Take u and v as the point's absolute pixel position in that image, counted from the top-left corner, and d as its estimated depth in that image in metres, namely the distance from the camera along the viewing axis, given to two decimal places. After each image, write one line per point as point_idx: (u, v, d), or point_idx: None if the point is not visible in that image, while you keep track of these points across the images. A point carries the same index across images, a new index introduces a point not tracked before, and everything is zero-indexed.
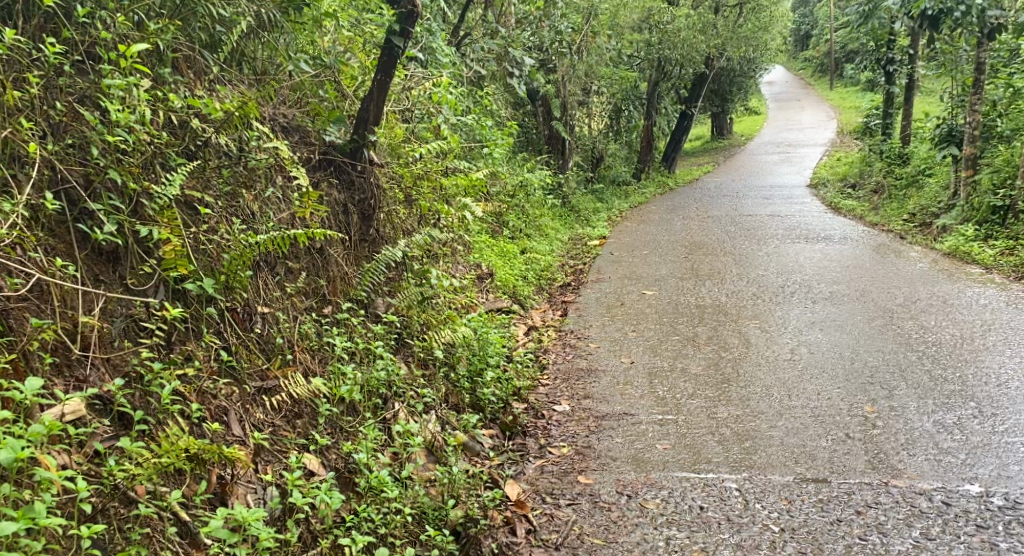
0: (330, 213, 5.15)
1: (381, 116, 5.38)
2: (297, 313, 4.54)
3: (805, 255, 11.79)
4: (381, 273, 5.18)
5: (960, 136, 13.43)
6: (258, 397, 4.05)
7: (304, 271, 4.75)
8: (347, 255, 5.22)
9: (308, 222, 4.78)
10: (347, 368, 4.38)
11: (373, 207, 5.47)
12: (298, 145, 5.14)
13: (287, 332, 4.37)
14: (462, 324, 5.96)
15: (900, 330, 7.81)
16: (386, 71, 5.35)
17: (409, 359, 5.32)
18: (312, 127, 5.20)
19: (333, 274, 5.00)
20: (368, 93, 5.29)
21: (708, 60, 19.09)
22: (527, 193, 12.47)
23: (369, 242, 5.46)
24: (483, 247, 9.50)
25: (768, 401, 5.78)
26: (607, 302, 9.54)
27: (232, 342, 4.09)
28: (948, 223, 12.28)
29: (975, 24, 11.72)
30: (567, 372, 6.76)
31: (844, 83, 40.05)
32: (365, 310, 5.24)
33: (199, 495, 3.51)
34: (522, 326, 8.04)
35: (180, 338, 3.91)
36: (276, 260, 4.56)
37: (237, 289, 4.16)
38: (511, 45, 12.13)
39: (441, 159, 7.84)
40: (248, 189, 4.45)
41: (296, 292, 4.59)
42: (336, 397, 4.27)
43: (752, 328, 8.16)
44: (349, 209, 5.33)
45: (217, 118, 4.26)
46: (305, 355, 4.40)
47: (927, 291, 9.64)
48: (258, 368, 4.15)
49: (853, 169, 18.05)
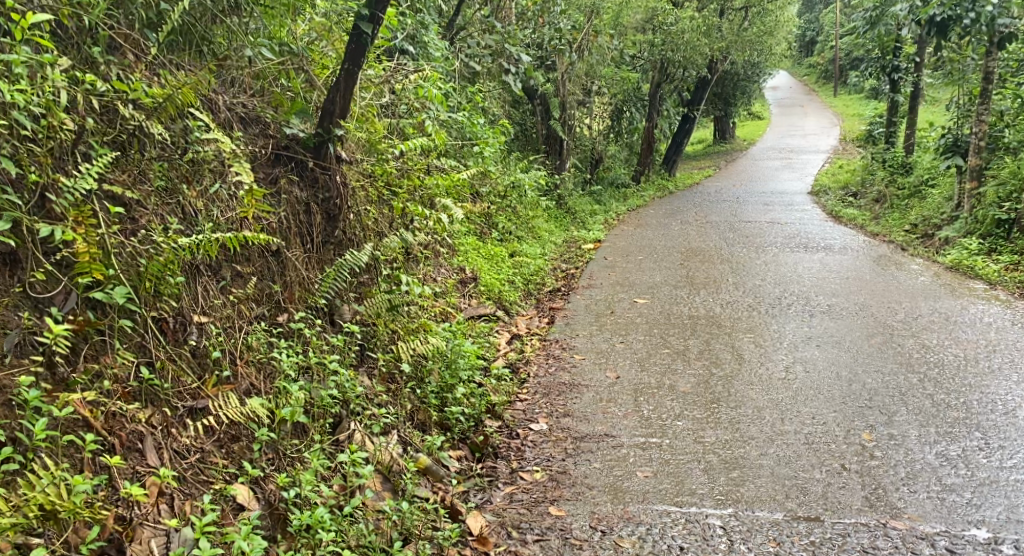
0: (290, 212, 4.78)
1: (348, 109, 5.00)
2: (243, 322, 4.19)
3: (804, 265, 11.41)
4: (344, 278, 4.80)
5: (965, 147, 13.00)
6: (182, 421, 3.72)
7: (255, 276, 4.39)
8: (307, 259, 4.86)
9: (259, 223, 4.42)
10: (292, 387, 4.05)
11: (340, 207, 5.10)
12: (255, 138, 4.78)
13: (227, 345, 4.02)
14: (436, 333, 5.59)
15: (899, 349, 7.43)
16: (354, 61, 4.95)
17: (372, 372, 4.94)
18: (273, 119, 4.86)
19: (290, 280, 4.64)
20: (334, 84, 4.90)
21: (711, 63, 18.74)
22: (521, 194, 12.08)
23: (334, 244, 5.08)
24: (469, 250, 9.12)
25: (758, 425, 5.40)
26: (597, 310, 9.15)
27: (156, 358, 3.73)
28: (950, 235, 11.91)
29: (985, 32, 11.33)
30: (548, 386, 6.38)
31: (850, 89, 39.69)
32: (326, 318, 4.87)
33: (85, 545, 3.15)
34: (504, 335, 7.66)
35: (90, 352, 3.54)
36: (221, 264, 4.22)
37: (165, 298, 3.81)
38: (508, 41, 11.77)
39: (426, 156, 7.49)
40: (189, 184, 4.16)
41: (243, 298, 4.24)
42: (279, 419, 3.94)
43: (746, 343, 7.77)
44: (312, 208, 4.95)
45: (149, 105, 3.96)
46: (247, 371, 4.06)
47: (929, 307, 9.25)
48: (189, 386, 3.80)
49: (854, 178, 17.69)
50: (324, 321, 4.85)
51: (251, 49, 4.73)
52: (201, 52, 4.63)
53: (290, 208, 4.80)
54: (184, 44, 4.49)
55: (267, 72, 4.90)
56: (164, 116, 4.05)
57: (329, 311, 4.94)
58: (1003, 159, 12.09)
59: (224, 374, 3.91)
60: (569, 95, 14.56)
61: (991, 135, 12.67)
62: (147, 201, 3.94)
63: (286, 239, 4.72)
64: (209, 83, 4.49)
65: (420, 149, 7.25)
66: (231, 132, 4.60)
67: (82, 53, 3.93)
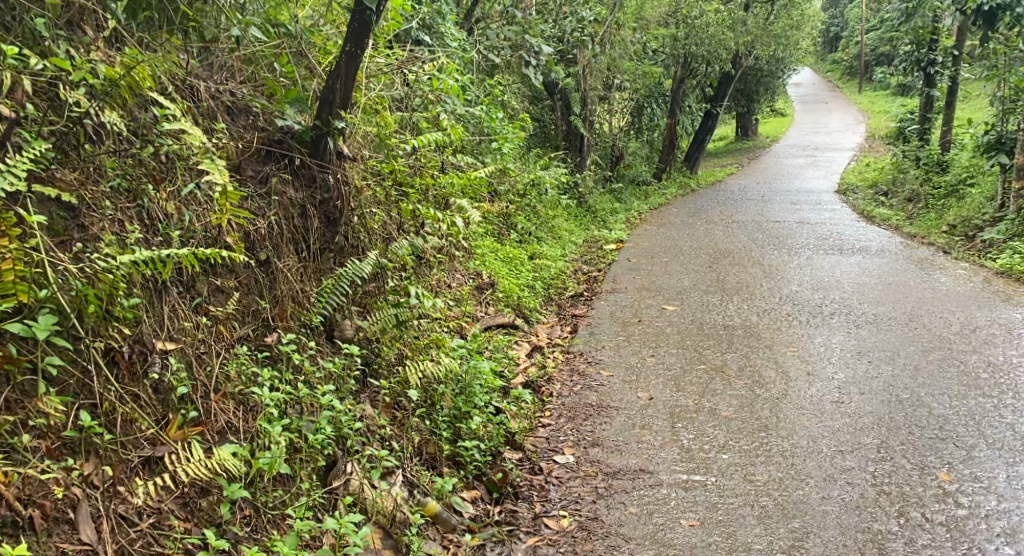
0: (281, 217, 4.15)
1: (350, 97, 4.38)
2: (221, 347, 3.69)
3: (842, 269, 10.73)
4: (342, 293, 4.26)
5: (1010, 145, 12.24)
6: (132, 479, 3.22)
7: (238, 290, 3.86)
8: (304, 269, 4.26)
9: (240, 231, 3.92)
10: (275, 429, 3.53)
11: (343, 208, 4.49)
12: (244, 130, 4.18)
13: (198, 376, 3.54)
14: (450, 351, 4.99)
15: (960, 371, 6.83)
16: (357, 41, 4.30)
17: (375, 401, 4.31)
18: (265, 109, 4.22)
19: (282, 295, 4.07)
20: (334, 70, 4.28)
21: (736, 58, 18.02)
22: (540, 194, 11.44)
23: (334, 251, 4.48)
24: (486, 252, 8.50)
25: (817, 462, 4.82)
26: (623, 318, 8.51)
27: (104, 399, 3.24)
28: (994, 237, 11.19)
29: None
30: (574, 410, 5.75)
31: (874, 85, 38.67)
32: (324, 337, 4.28)
33: None
34: (525, 347, 7.01)
35: (13, 396, 3.04)
36: (196, 279, 3.71)
37: (116, 323, 3.31)
38: (528, 31, 11.14)
39: (440, 153, 6.90)
40: (158, 183, 3.66)
41: (222, 319, 3.72)
42: (255, 469, 3.45)
43: (791, 358, 7.14)
44: (308, 212, 4.32)
45: (101, 90, 3.44)
46: (223, 406, 3.57)
47: (984, 317, 8.59)
48: (143, 433, 3.30)
49: (884, 176, 16.92)
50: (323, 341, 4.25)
51: (238, 28, 4.12)
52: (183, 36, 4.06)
53: (284, 211, 4.20)
54: (161, 23, 3.94)
55: (259, 56, 4.31)
56: (118, 101, 3.51)
57: (327, 327, 4.34)
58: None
59: (191, 415, 3.42)
60: (591, 90, 13.86)
61: None
62: (103, 208, 3.42)
63: (277, 248, 4.11)
64: (187, 67, 3.94)
65: (433, 145, 6.66)
66: (213, 123, 4.01)
67: (25, 29, 3.39)
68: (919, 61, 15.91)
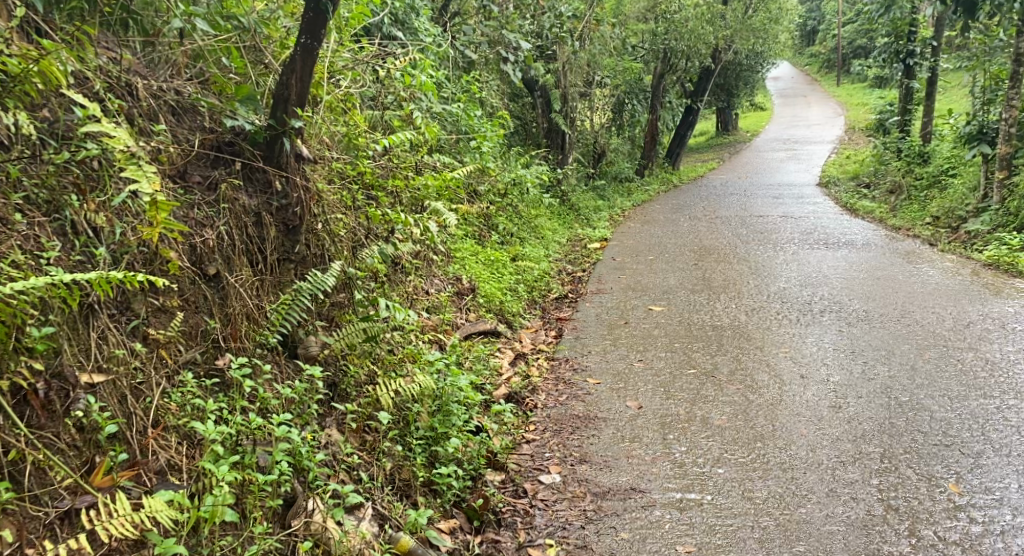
0: (233, 227, 3.95)
1: (306, 93, 4.15)
2: (159, 375, 3.49)
3: (829, 263, 10.46)
4: (301, 308, 4.01)
5: (992, 135, 11.80)
6: (42, 539, 2.97)
7: (182, 310, 3.69)
8: (257, 283, 4.03)
9: (179, 249, 3.73)
10: (219, 470, 3.26)
11: (303, 216, 4.25)
12: (190, 132, 3.98)
13: (131, 412, 3.33)
14: (425, 365, 4.67)
15: (958, 371, 6.55)
16: (313, 33, 4.04)
17: (342, 426, 3.99)
18: (212, 107, 4.03)
19: (235, 314, 3.86)
20: (289, 64, 4.05)
21: (715, 53, 17.79)
22: (521, 193, 11.06)
23: (295, 261, 4.24)
24: (466, 255, 8.16)
25: (818, 475, 4.53)
26: (608, 320, 8.18)
27: (11, 447, 3.01)
28: (979, 228, 10.97)
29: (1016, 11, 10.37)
30: (559, 423, 5.43)
31: (852, 78, 38.50)
32: (285, 357, 4.02)
33: None
34: (508, 355, 6.68)
35: None
36: (133, 300, 3.55)
37: (29, 354, 3.12)
38: (505, 26, 10.83)
39: (414, 153, 6.59)
40: (84, 195, 3.50)
41: (162, 342, 3.54)
42: (194, 517, 3.15)
43: (784, 361, 6.84)
44: (264, 219, 4.10)
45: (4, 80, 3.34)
46: (162, 443, 3.36)
47: (977, 311, 8.33)
48: (61, 484, 3.07)
49: (866, 168, 16.68)
50: (284, 357, 4.03)
51: (181, 20, 3.91)
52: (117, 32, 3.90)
53: (235, 223, 3.98)
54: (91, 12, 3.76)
55: (208, 51, 4.10)
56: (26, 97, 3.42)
57: (288, 347, 4.08)
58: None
59: (118, 460, 3.18)
60: (571, 86, 13.55)
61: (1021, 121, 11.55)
62: (14, 224, 3.27)
63: (228, 261, 3.91)
64: (121, 64, 3.80)
65: (405, 145, 6.35)
66: (154, 125, 3.83)
67: None
68: (898, 52, 15.39)
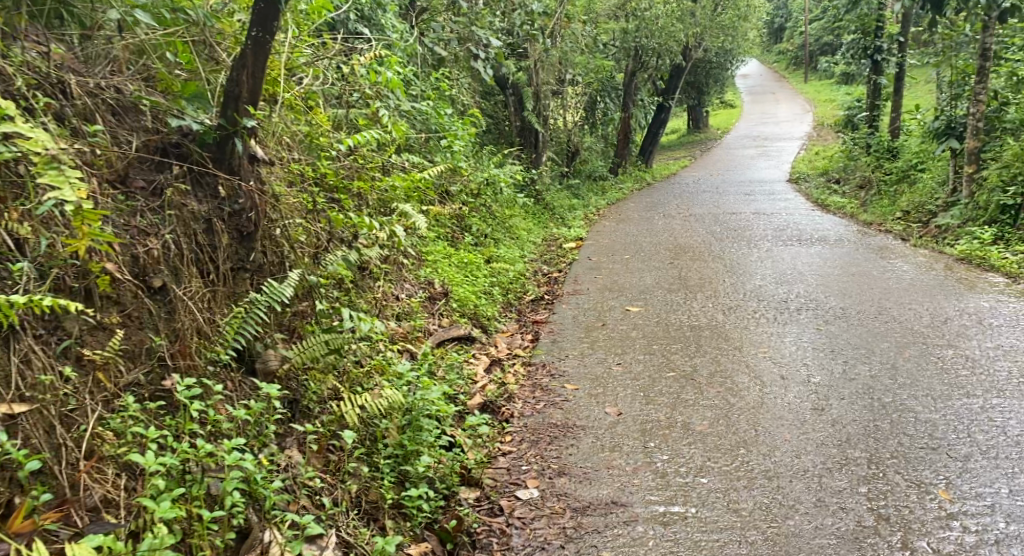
0: (182, 235, 3.80)
1: (259, 89, 4.00)
2: (93, 400, 3.32)
3: (804, 260, 10.36)
4: (253, 322, 3.86)
5: (960, 129, 11.80)
6: None
7: (122, 327, 3.52)
8: (206, 295, 3.83)
9: (114, 265, 3.53)
10: (159, 507, 3.05)
11: (258, 224, 4.09)
12: (131, 133, 3.82)
13: (60, 441, 3.17)
14: (393, 378, 4.52)
15: (939, 369, 6.43)
16: (264, 26, 3.88)
17: (304, 447, 3.82)
18: (159, 108, 3.89)
19: (184, 331, 3.68)
20: (239, 59, 3.90)
21: (685, 51, 17.70)
22: (497, 192, 10.85)
23: (251, 269, 4.10)
24: (439, 257, 7.93)
25: (805, 483, 4.38)
26: (585, 322, 7.99)
27: None
28: (949, 222, 10.93)
29: (981, 5, 10.35)
30: (537, 433, 5.24)
31: (819, 76, 38.66)
32: (241, 373, 3.86)
33: None
34: (482, 361, 6.48)
35: None
36: (64, 319, 3.38)
37: None
38: (476, 24, 10.66)
39: (381, 155, 6.40)
40: (5, 204, 3.32)
41: (99, 364, 3.37)
42: None
43: (764, 362, 6.69)
44: (214, 225, 3.93)
45: None
46: (97, 478, 3.18)
47: (953, 307, 8.24)
48: None
49: (836, 164, 16.66)
50: (241, 372, 3.88)
51: (117, 12, 3.81)
52: (52, 24, 3.79)
53: (183, 234, 3.81)
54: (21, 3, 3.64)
55: (151, 46, 3.98)
56: None
57: (245, 362, 3.91)
58: (1004, 139, 11.03)
59: (40, 502, 2.97)
60: (543, 85, 13.40)
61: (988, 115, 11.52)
62: None
63: (175, 272, 3.74)
64: (52, 60, 3.66)
65: (372, 146, 6.14)
66: (90, 124, 3.68)
67: None
68: (866, 48, 15.23)
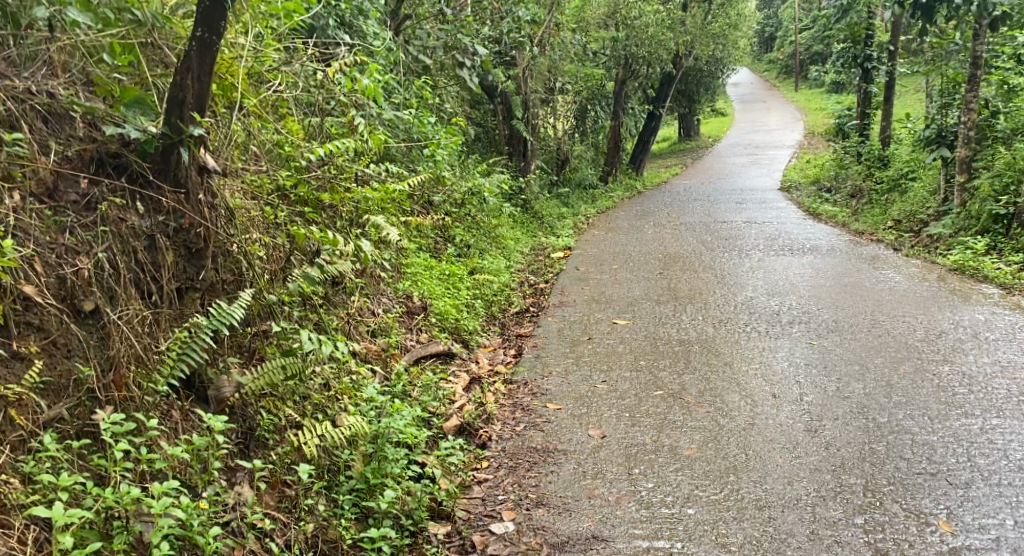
0: (121, 257, 3.72)
1: (205, 96, 3.85)
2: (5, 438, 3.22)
3: (795, 270, 10.13)
4: (196, 344, 3.74)
5: (952, 137, 11.59)
6: None
7: (43, 356, 3.41)
8: (150, 320, 3.76)
9: (33, 293, 3.42)
10: None
11: (208, 240, 4.00)
12: (65, 144, 3.70)
13: None
14: (361, 401, 4.41)
15: (935, 387, 6.17)
16: (211, 28, 3.75)
17: (256, 484, 3.72)
18: (97, 114, 3.76)
19: (119, 358, 3.58)
20: (185, 63, 3.76)
21: (676, 59, 17.45)
22: (482, 203, 10.50)
23: (203, 287, 4.01)
24: (420, 270, 7.60)
25: (798, 514, 4.31)
26: (570, 336, 7.74)
27: None
28: (940, 232, 10.74)
29: (974, 14, 10.13)
30: (515, 459, 4.97)
31: (811, 82, 38.47)
32: (190, 393, 3.80)
33: None
34: (461, 380, 6.20)
35: None
36: None
37: None
38: (461, 30, 10.39)
39: (355, 165, 6.18)
40: None
41: (14, 399, 3.26)
42: None
43: (755, 379, 6.43)
44: (158, 242, 3.84)
45: None
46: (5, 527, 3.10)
47: (948, 320, 8.00)
48: None
49: (826, 172, 16.48)
50: (190, 399, 3.80)
51: (47, 9, 3.63)
52: None
53: (121, 254, 3.73)
54: None
55: (93, 47, 3.84)
56: None
57: (195, 387, 3.82)
58: (996, 147, 10.82)
59: None
60: (532, 93, 13.15)
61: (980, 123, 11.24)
62: None
63: (111, 295, 3.65)
64: None
65: (346, 155, 5.92)
66: (16, 134, 3.55)
67: None
68: (857, 57, 15.15)
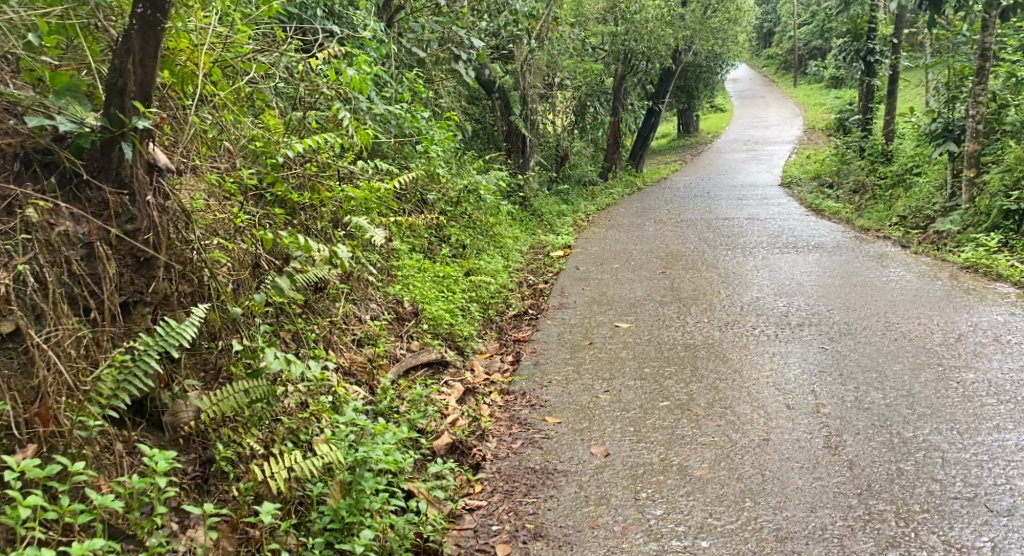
0: (52, 271, 3.38)
1: (150, 84, 3.56)
2: None
3: (802, 269, 9.71)
4: (135, 370, 3.40)
5: (959, 132, 11.03)
6: None
7: None
8: (78, 342, 3.37)
9: None
10: None
11: (158, 247, 3.66)
12: None
13: None
14: (340, 422, 3.99)
15: (961, 397, 5.76)
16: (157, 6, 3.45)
17: (214, 527, 3.37)
18: (26, 100, 3.44)
19: (46, 388, 3.23)
20: (126, 44, 3.46)
21: (675, 54, 17.11)
22: (479, 201, 9.93)
23: (154, 297, 3.67)
24: (411, 271, 7.17)
25: (824, 546, 4.04)
26: (569, 341, 7.31)
27: None
28: (947, 228, 10.32)
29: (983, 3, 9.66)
30: (510, 481, 4.60)
31: (810, 78, 37.98)
32: (138, 419, 3.52)
33: None
34: (454, 392, 5.77)
35: None
36: None
37: None
38: (454, 22, 9.94)
39: (336, 161, 5.76)
40: None
41: None
42: None
43: (767, 388, 6.00)
44: (97, 252, 3.50)
45: None
46: None
47: (966, 322, 7.59)
48: None
49: (828, 168, 16.03)
50: (140, 429, 3.51)
51: None
52: None
53: (49, 265, 3.38)
54: None
55: (20, 27, 3.53)
56: None
57: (149, 413, 3.55)
58: (1006, 141, 10.39)
59: None
60: (530, 88, 12.71)
61: (989, 117, 10.80)
62: None
63: (37, 315, 3.31)
64: None
65: (323, 153, 5.53)
66: None
67: None
68: (859, 51, 14.64)
